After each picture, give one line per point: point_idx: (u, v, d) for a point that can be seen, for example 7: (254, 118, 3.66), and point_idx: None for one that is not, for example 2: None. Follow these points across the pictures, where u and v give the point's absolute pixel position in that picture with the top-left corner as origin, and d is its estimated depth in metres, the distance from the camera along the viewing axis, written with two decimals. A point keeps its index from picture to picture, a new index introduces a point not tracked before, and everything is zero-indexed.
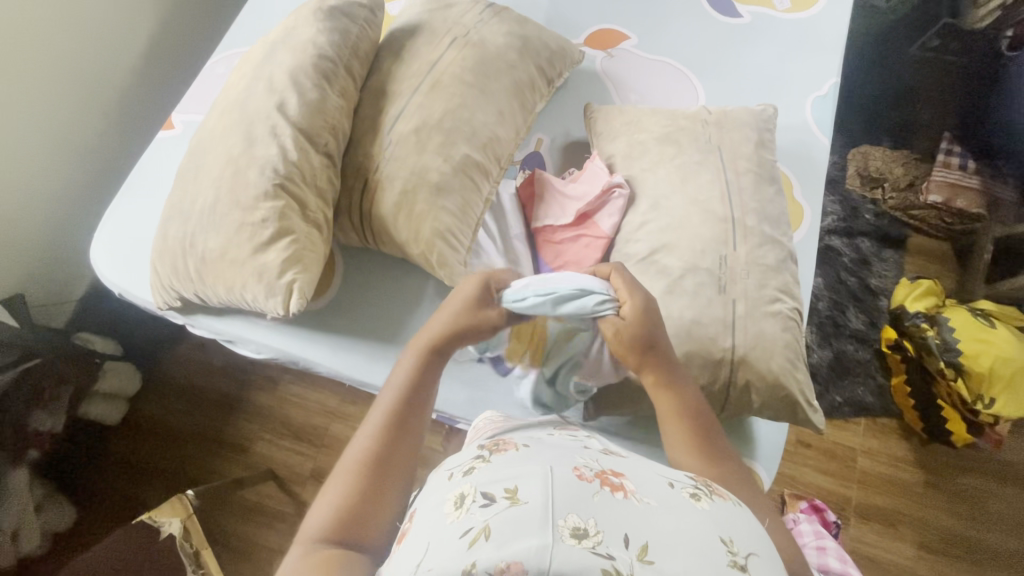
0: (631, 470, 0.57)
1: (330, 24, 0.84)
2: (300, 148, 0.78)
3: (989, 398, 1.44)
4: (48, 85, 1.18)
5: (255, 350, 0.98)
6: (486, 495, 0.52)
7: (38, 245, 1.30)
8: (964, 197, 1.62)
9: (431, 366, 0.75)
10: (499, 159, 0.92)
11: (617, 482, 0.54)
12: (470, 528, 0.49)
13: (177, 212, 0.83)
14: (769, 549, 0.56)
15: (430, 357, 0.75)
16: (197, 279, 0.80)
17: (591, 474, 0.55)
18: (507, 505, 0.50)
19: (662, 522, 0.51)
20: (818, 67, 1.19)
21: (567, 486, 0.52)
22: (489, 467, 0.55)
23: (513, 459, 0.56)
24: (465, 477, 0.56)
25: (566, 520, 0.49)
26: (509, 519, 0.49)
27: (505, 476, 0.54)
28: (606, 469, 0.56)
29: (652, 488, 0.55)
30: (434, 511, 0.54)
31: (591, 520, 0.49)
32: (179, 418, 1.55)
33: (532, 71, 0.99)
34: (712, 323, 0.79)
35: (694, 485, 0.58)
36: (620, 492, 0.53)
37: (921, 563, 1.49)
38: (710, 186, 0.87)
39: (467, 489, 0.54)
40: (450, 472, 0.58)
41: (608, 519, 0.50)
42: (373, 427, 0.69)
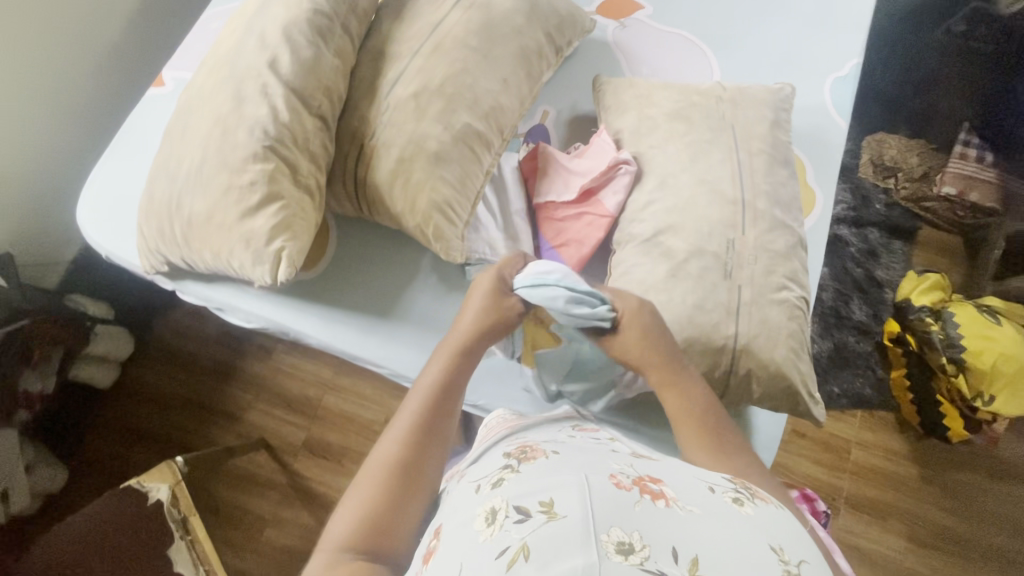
0: (666, 474, 0.56)
1: None
2: (292, 108, 0.74)
3: (989, 395, 1.43)
4: (39, 36, 1.13)
5: (245, 319, 0.95)
6: (521, 510, 0.50)
7: (28, 203, 1.26)
8: (979, 189, 1.59)
9: (461, 367, 0.73)
10: (501, 130, 0.88)
11: (656, 489, 0.53)
12: (508, 547, 0.47)
13: (164, 172, 0.80)
14: (815, 551, 0.54)
15: (459, 359, 0.73)
16: (184, 243, 0.78)
17: (628, 481, 0.53)
18: (545, 520, 0.49)
19: (708, 528, 0.49)
20: (839, 45, 1.14)
21: (605, 497, 0.50)
22: (521, 480, 0.54)
23: (545, 471, 0.55)
24: (494, 491, 0.54)
25: (609, 535, 0.47)
26: (549, 537, 0.47)
27: (539, 489, 0.52)
28: (643, 475, 0.55)
29: (691, 493, 0.53)
30: (464, 527, 0.52)
31: (636, 533, 0.47)
32: (171, 384, 1.53)
33: (539, 38, 0.94)
34: (715, 310, 0.76)
35: (734, 489, 0.56)
36: (661, 500, 0.51)
37: (908, 555, 1.50)
38: (721, 166, 0.83)
39: (500, 504, 0.52)
40: (479, 485, 0.57)
41: (652, 530, 0.48)
42: (400, 430, 0.66)
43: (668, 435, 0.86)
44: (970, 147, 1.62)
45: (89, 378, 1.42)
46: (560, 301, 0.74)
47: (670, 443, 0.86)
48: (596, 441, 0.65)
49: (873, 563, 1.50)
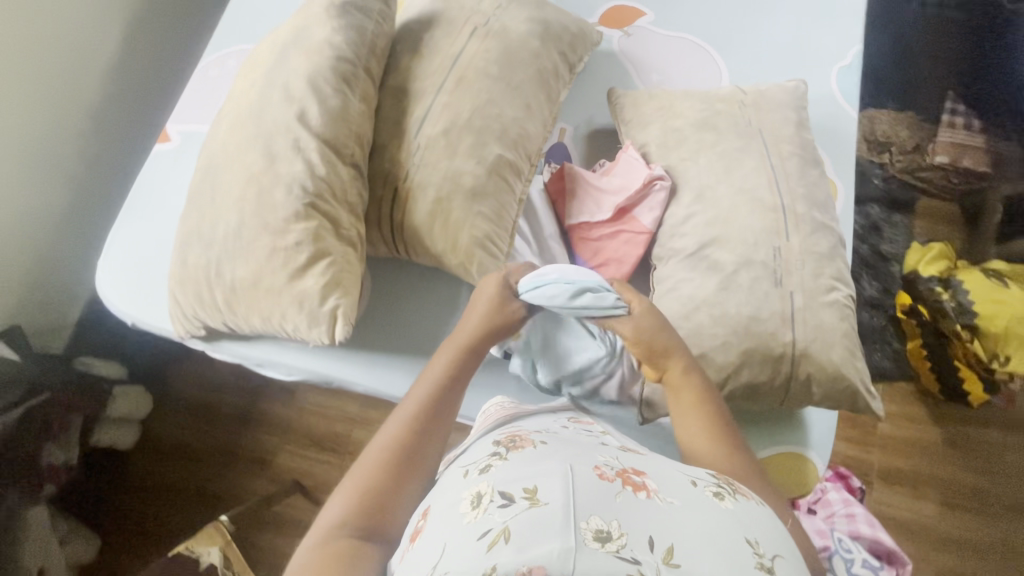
0: (651, 467, 0.56)
1: (344, 21, 0.77)
2: (327, 161, 0.72)
3: (1005, 356, 1.48)
4: (25, 98, 1.08)
5: (285, 372, 0.93)
6: (505, 496, 0.51)
7: (27, 272, 1.21)
8: (972, 155, 1.63)
9: (466, 365, 0.72)
10: (530, 156, 0.87)
11: (639, 481, 0.53)
12: (489, 529, 0.48)
13: (196, 236, 0.77)
14: (794, 548, 0.54)
15: (464, 355, 0.72)
16: (227, 309, 0.75)
17: (612, 473, 0.54)
18: (527, 506, 0.49)
19: (689, 524, 0.49)
20: (841, 34, 1.15)
21: (587, 485, 0.51)
22: (506, 466, 0.54)
23: (532, 457, 0.55)
24: (481, 476, 0.54)
25: (589, 522, 0.47)
26: (529, 523, 0.47)
27: (524, 475, 0.52)
28: (627, 468, 0.55)
29: (675, 486, 0.54)
30: (448, 510, 0.53)
31: (614, 522, 0.48)
32: (197, 436, 1.50)
33: (555, 59, 0.93)
34: (771, 318, 0.77)
35: (716, 484, 0.57)
36: (642, 491, 0.52)
37: (943, 519, 1.54)
38: (756, 173, 0.84)
39: (485, 488, 0.52)
40: (466, 470, 0.57)
41: (633, 520, 0.48)
42: (399, 420, 0.66)
43: None
44: (956, 114, 1.64)
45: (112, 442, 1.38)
46: (563, 296, 0.74)
47: None
48: (587, 432, 0.65)
49: (910, 531, 1.53)
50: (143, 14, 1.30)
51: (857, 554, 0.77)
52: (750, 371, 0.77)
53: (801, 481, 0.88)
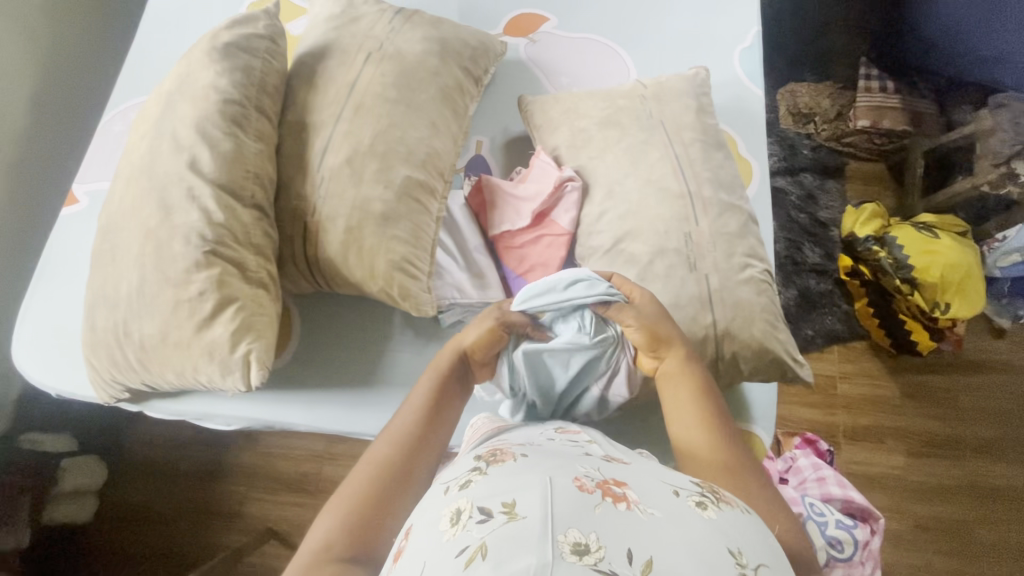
0: (633, 478, 0.55)
1: (227, 63, 0.76)
2: (224, 207, 0.71)
3: (944, 304, 1.53)
4: None
5: (225, 423, 0.91)
6: (484, 511, 0.50)
7: None
8: (890, 116, 1.68)
9: (453, 387, 0.72)
10: (442, 173, 0.87)
11: (619, 493, 0.52)
12: (467, 546, 0.47)
13: (101, 299, 0.75)
14: (777, 551, 0.54)
15: (452, 374, 0.73)
16: (141, 368, 0.73)
17: (592, 484, 0.52)
18: (504, 521, 0.48)
19: (670, 535, 0.49)
20: (738, 18, 1.18)
21: (567, 498, 0.50)
22: (486, 482, 0.53)
23: (512, 471, 0.54)
24: (462, 492, 0.53)
25: (567, 535, 0.47)
26: (507, 537, 0.47)
27: (504, 490, 0.52)
28: (608, 478, 0.54)
29: (655, 496, 0.53)
30: (427, 528, 0.52)
31: (593, 534, 0.47)
32: (159, 497, 1.44)
33: (457, 74, 0.93)
34: (690, 303, 0.78)
35: (699, 493, 0.56)
36: (623, 502, 0.51)
37: (910, 469, 1.57)
38: (660, 164, 0.85)
39: (464, 504, 0.52)
40: (446, 487, 0.56)
41: (613, 532, 0.48)
42: (391, 439, 0.66)
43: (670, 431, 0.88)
44: (871, 78, 1.72)
45: (69, 517, 1.33)
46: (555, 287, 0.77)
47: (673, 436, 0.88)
48: (573, 443, 0.63)
49: (883, 485, 1.56)
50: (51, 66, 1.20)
51: (830, 518, 0.92)
52: None
53: None
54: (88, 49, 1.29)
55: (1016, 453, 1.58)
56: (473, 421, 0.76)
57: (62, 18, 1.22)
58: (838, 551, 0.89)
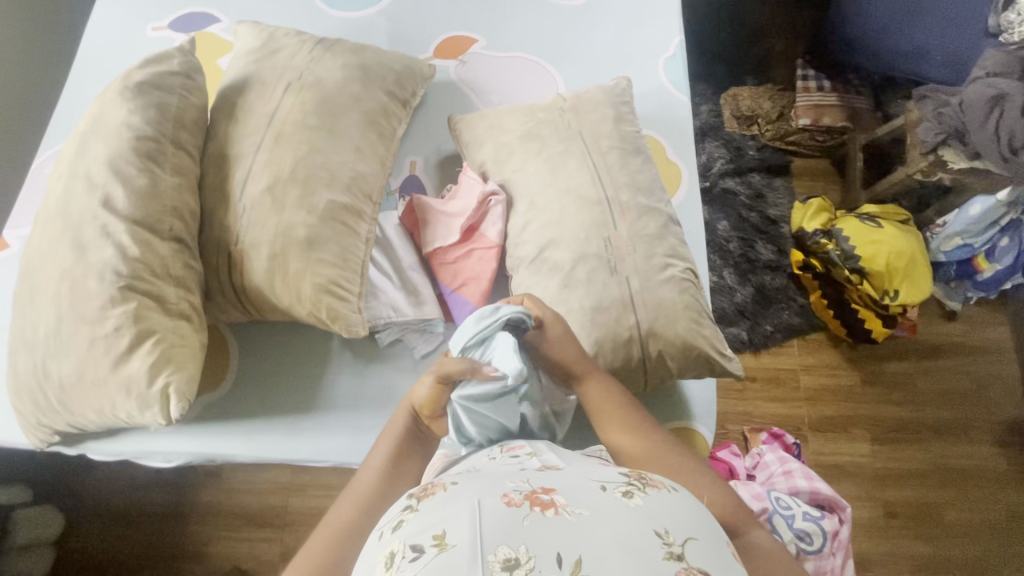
0: (561, 482, 0.55)
1: (141, 101, 0.77)
2: (139, 241, 0.72)
3: (893, 290, 1.57)
4: None
5: (165, 460, 0.89)
6: (416, 547, 0.50)
7: None
8: (830, 113, 1.73)
9: (410, 442, 0.71)
10: (369, 196, 0.89)
11: (547, 499, 0.52)
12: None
13: (20, 342, 0.74)
14: (709, 523, 0.55)
15: (411, 429, 0.72)
16: (64, 409, 0.73)
17: (520, 497, 0.52)
18: (437, 553, 0.49)
19: (597, 531, 0.49)
20: (660, 29, 1.23)
21: (494, 517, 0.50)
22: (417, 517, 0.53)
23: (441, 502, 0.54)
24: (395, 533, 0.53)
25: (497, 553, 0.48)
26: (439, 569, 0.47)
27: (434, 521, 0.52)
28: (536, 488, 0.54)
29: (583, 496, 0.53)
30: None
31: (522, 546, 0.48)
32: (120, 543, 1.40)
33: (381, 98, 0.95)
34: (612, 306, 0.80)
35: (626, 482, 0.56)
36: (550, 509, 0.51)
37: (877, 455, 1.58)
38: (579, 172, 0.88)
39: (398, 545, 0.52)
40: (381, 531, 0.56)
41: (541, 541, 0.48)
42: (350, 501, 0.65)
43: None
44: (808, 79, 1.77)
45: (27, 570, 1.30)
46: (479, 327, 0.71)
47: None
48: (513, 460, 0.62)
49: (851, 474, 1.57)
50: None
51: (796, 509, 0.93)
52: (605, 358, 0.79)
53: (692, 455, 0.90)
54: (27, 95, 1.30)
55: (976, 431, 1.61)
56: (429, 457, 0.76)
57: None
58: (807, 544, 0.90)
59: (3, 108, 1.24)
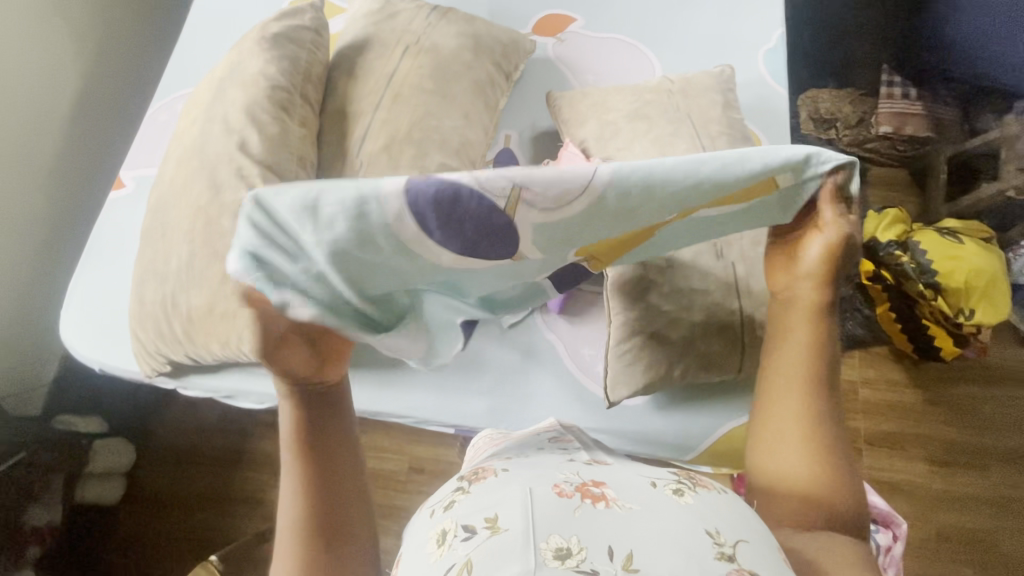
0: (611, 478, 0.56)
1: (277, 52, 0.81)
2: (270, 185, 0.75)
3: (969, 309, 1.45)
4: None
5: (257, 401, 0.93)
6: (468, 527, 0.51)
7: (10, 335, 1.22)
8: (913, 123, 1.62)
9: (316, 407, 0.64)
10: (474, 162, 0.90)
11: (598, 493, 0.54)
12: (453, 564, 0.49)
13: (150, 272, 0.78)
14: (762, 529, 0.54)
15: (308, 398, 0.64)
16: (186, 339, 0.76)
17: (570, 488, 0.54)
18: (489, 535, 0.50)
19: (648, 529, 0.50)
20: (763, 19, 1.20)
21: (546, 505, 0.51)
22: (469, 498, 0.55)
23: (493, 487, 0.55)
24: (445, 513, 0.55)
25: (549, 541, 0.48)
26: (492, 551, 0.48)
27: (486, 504, 0.53)
28: (587, 481, 0.55)
29: (632, 492, 0.54)
30: (417, 551, 0.54)
31: (574, 537, 0.48)
32: (182, 482, 1.44)
33: (489, 67, 0.96)
34: (715, 288, 0.81)
35: (676, 480, 0.56)
36: (601, 502, 0.52)
37: (934, 477, 1.50)
38: (688, 155, 0.88)
39: (449, 525, 0.53)
40: (432, 508, 0.57)
41: (592, 532, 0.49)
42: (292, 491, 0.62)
43: (697, 419, 0.87)
44: (893, 85, 1.63)
45: (98, 496, 1.37)
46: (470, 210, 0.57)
47: (696, 425, 0.87)
48: (558, 453, 0.64)
49: (904, 493, 1.50)
50: (91, 65, 1.29)
51: None
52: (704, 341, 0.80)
53: None
54: (131, 54, 1.41)
55: None
56: (474, 439, 0.81)
57: (113, 37, 1.35)
58: None
59: (116, 68, 1.37)
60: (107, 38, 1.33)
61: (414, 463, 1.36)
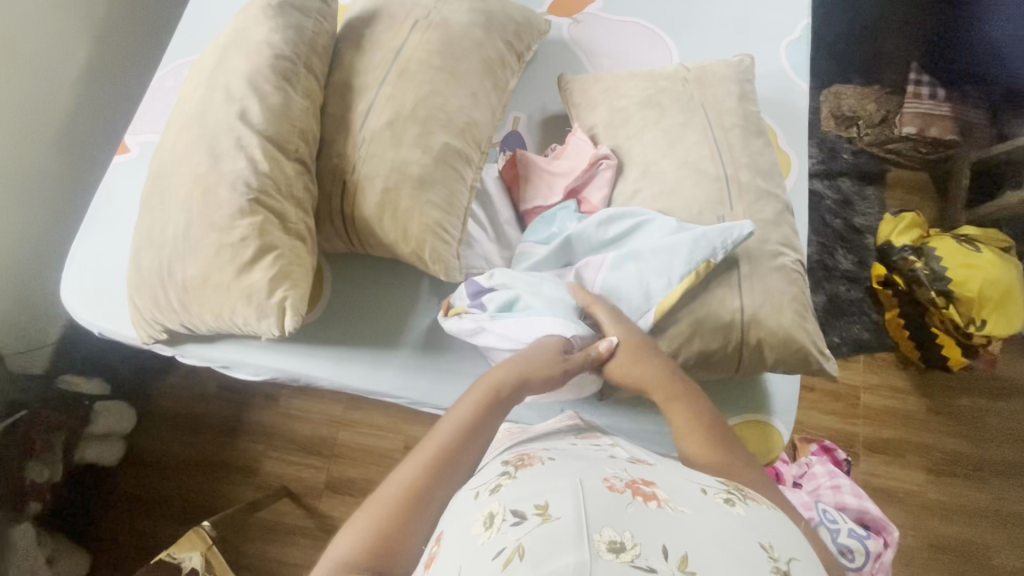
0: (660, 478, 0.55)
1: (281, 20, 0.79)
2: (269, 157, 0.74)
3: (981, 320, 1.42)
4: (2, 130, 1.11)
5: (252, 373, 0.93)
6: (517, 513, 0.49)
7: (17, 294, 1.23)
8: (940, 125, 1.55)
9: (494, 411, 0.67)
10: (479, 143, 0.88)
11: (649, 491, 0.52)
12: (503, 548, 0.47)
13: (148, 239, 0.78)
14: (806, 549, 0.53)
15: (493, 401, 0.67)
16: (182, 309, 0.76)
17: (621, 484, 0.52)
18: (539, 522, 0.48)
19: (702, 531, 0.48)
20: (788, 8, 1.16)
21: (599, 498, 0.50)
22: (516, 484, 0.53)
23: (540, 475, 0.54)
24: (492, 495, 0.53)
25: (602, 534, 0.47)
26: (544, 537, 0.47)
27: (535, 491, 0.51)
28: (637, 479, 0.54)
29: (684, 494, 0.53)
30: (461, 531, 0.51)
31: (628, 532, 0.47)
32: (181, 447, 1.47)
33: (500, 47, 0.94)
34: (717, 285, 0.79)
35: (725, 491, 0.55)
36: (653, 501, 0.51)
37: (931, 487, 1.49)
38: (698, 147, 0.86)
39: (497, 507, 0.51)
40: (475, 491, 0.55)
41: (648, 530, 0.47)
42: (421, 462, 0.61)
43: None
44: (921, 85, 1.57)
45: (97, 458, 1.35)
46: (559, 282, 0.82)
47: None
48: (596, 447, 0.62)
49: (899, 500, 1.48)
50: (98, 28, 1.28)
51: (842, 524, 0.89)
52: (702, 339, 0.78)
53: (766, 448, 0.87)
54: (141, 18, 1.39)
55: None
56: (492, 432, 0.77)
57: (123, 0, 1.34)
58: (849, 560, 0.86)
59: (125, 30, 1.35)
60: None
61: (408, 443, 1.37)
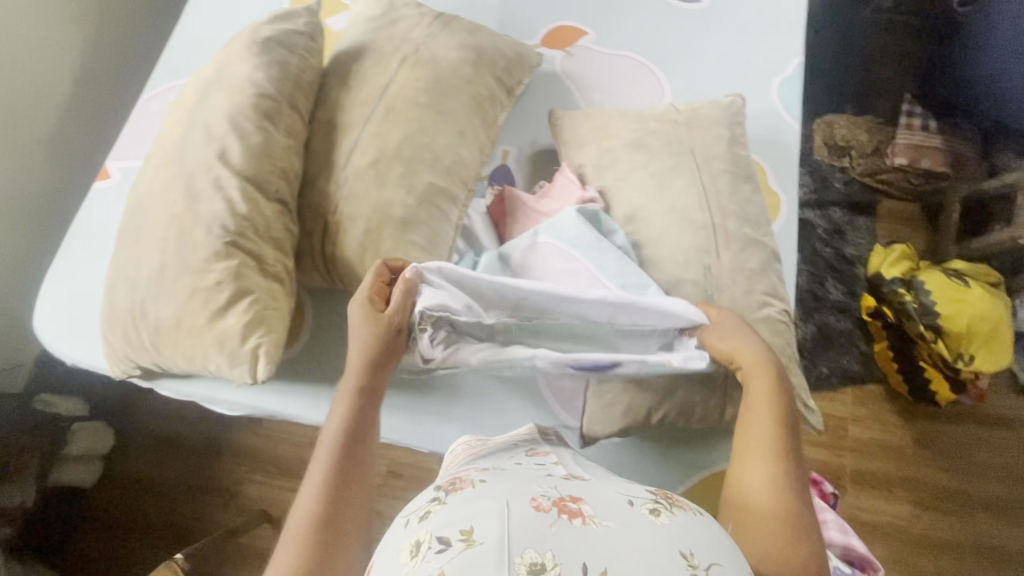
0: (590, 490, 0.52)
1: (266, 57, 0.78)
2: (248, 198, 0.73)
3: (969, 355, 1.41)
4: None
5: (229, 408, 0.91)
6: (442, 540, 0.47)
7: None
8: (930, 156, 1.55)
9: (365, 408, 0.70)
10: (465, 181, 0.86)
11: (576, 508, 0.49)
12: None
13: (121, 277, 0.76)
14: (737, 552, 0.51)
15: (362, 400, 0.70)
16: (154, 349, 0.75)
17: (548, 503, 0.50)
18: (462, 548, 0.46)
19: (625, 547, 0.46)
20: (782, 45, 1.15)
21: (521, 517, 0.47)
22: (444, 510, 0.51)
23: (470, 497, 0.51)
24: (420, 523, 0.50)
25: (523, 556, 0.45)
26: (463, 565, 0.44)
27: (462, 516, 0.49)
28: (565, 494, 0.51)
29: (611, 506, 0.50)
30: (388, 563, 0.49)
31: (549, 552, 0.45)
32: (159, 469, 1.43)
33: (490, 83, 0.92)
34: None
35: (654, 499, 0.52)
36: (578, 518, 0.48)
37: (917, 521, 1.48)
38: (686, 193, 0.85)
39: (423, 535, 0.49)
40: (407, 519, 0.53)
41: (566, 547, 0.45)
42: (317, 484, 0.63)
43: (672, 463, 0.85)
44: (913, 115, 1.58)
45: (73, 479, 1.33)
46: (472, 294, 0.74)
47: (669, 470, 0.84)
48: (538, 466, 0.60)
49: (885, 535, 1.47)
50: (86, 47, 1.27)
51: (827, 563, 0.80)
52: (683, 391, 0.79)
53: None
54: (130, 35, 1.38)
55: None
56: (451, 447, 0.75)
57: (111, 18, 1.32)
58: None
59: (112, 48, 1.34)
60: (104, 17, 1.30)
61: (392, 468, 1.35)
